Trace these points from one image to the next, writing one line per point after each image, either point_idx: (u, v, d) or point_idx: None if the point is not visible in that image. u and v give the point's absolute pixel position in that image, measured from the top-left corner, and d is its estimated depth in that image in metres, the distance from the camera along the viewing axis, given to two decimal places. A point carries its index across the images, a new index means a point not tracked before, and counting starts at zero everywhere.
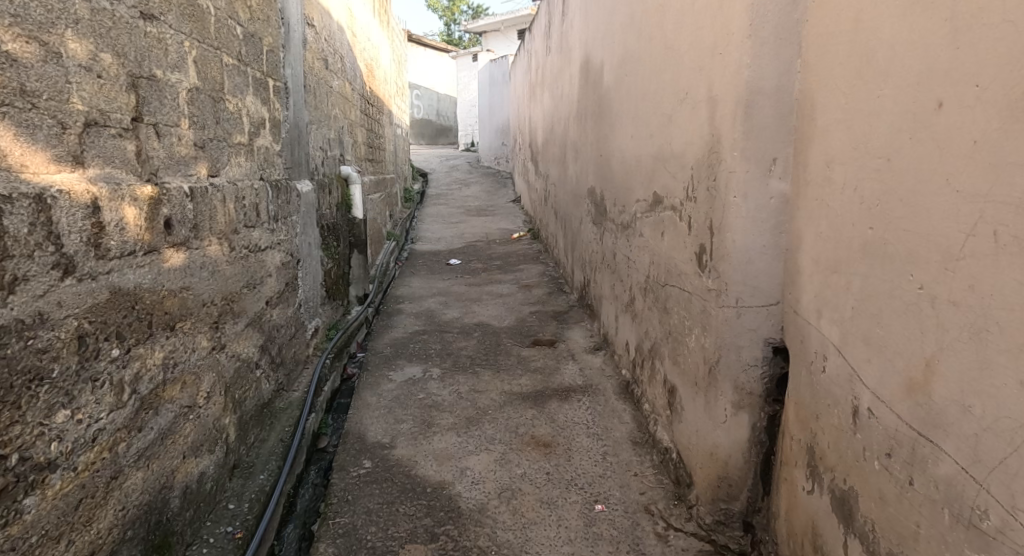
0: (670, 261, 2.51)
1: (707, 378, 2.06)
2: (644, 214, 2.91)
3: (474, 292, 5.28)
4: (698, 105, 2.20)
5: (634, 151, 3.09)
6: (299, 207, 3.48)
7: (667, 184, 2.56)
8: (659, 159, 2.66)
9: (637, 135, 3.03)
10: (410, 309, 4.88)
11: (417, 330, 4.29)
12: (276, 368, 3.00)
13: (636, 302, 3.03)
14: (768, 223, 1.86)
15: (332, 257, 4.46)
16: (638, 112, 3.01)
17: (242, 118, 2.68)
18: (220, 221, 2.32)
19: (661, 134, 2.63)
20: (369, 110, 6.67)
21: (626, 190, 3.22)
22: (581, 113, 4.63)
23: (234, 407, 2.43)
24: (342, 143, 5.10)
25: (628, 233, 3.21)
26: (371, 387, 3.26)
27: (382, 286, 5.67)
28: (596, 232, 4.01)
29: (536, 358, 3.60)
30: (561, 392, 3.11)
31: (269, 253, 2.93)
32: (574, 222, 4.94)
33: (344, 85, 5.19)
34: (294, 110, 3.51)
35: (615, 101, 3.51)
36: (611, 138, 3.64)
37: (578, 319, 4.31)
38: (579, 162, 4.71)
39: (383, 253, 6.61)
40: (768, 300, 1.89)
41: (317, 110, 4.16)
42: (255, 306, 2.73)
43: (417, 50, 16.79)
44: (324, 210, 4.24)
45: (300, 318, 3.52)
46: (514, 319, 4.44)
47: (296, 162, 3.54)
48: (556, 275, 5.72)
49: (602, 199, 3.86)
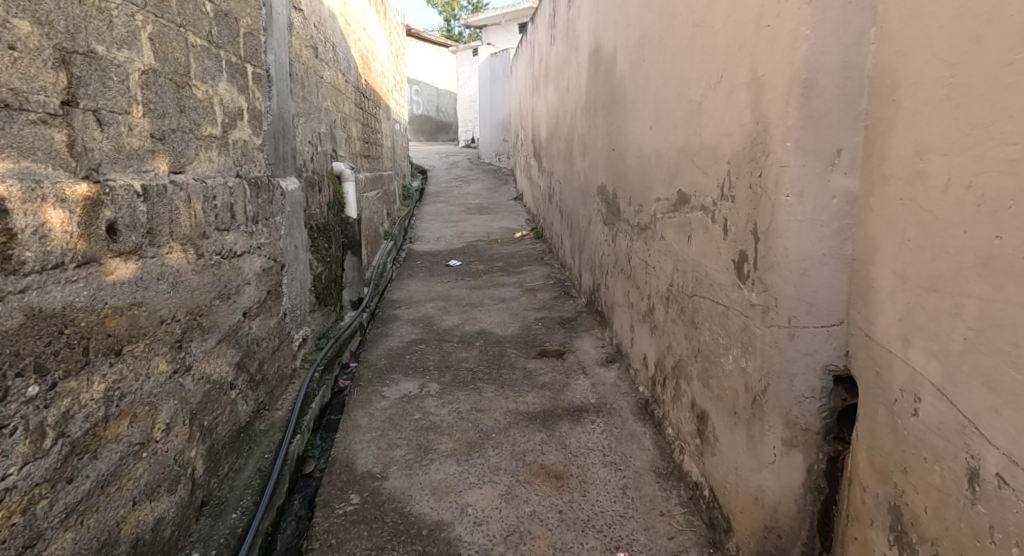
0: (699, 268, 2.21)
1: (751, 408, 1.77)
2: (666, 215, 2.60)
3: (474, 296, 4.98)
4: (737, 89, 1.90)
5: (655, 144, 2.78)
6: (283, 206, 3.18)
7: (696, 182, 2.26)
8: (687, 153, 2.36)
9: (658, 127, 2.72)
10: (407, 315, 4.58)
11: (414, 338, 3.99)
12: (255, 387, 2.69)
13: (656, 312, 2.73)
14: (830, 226, 1.55)
15: (323, 260, 4.16)
16: (659, 101, 2.71)
17: (215, 107, 2.38)
18: (183, 225, 2.00)
19: (690, 125, 2.33)
20: (364, 104, 6.35)
21: (645, 188, 2.91)
22: (590, 105, 4.31)
23: (203, 437, 2.12)
24: (335, 139, 4.80)
25: (645, 236, 2.91)
26: (362, 406, 2.96)
27: (377, 289, 5.36)
28: (608, 233, 3.70)
29: (543, 372, 3.30)
30: (572, 411, 2.81)
31: (247, 259, 2.63)
32: (582, 222, 4.63)
33: (336, 77, 4.87)
34: (278, 100, 3.21)
35: (631, 90, 3.20)
36: (625, 131, 3.33)
37: (587, 327, 4.01)
38: (588, 158, 4.40)
39: (379, 254, 6.31)
40: (829, 319, 1.57)
41: (305, 102, 3.85)
42: (230, 320, 2.42)
43: (416, 44, 16.45)
44: (314, 210, 3.94)
45: (285, 329, 3.22)
46: (518, 326, 4.14)
47: (280, 158, 3.23)
48: (561, 277, 5.42)
49: (614, 197, 3.56)
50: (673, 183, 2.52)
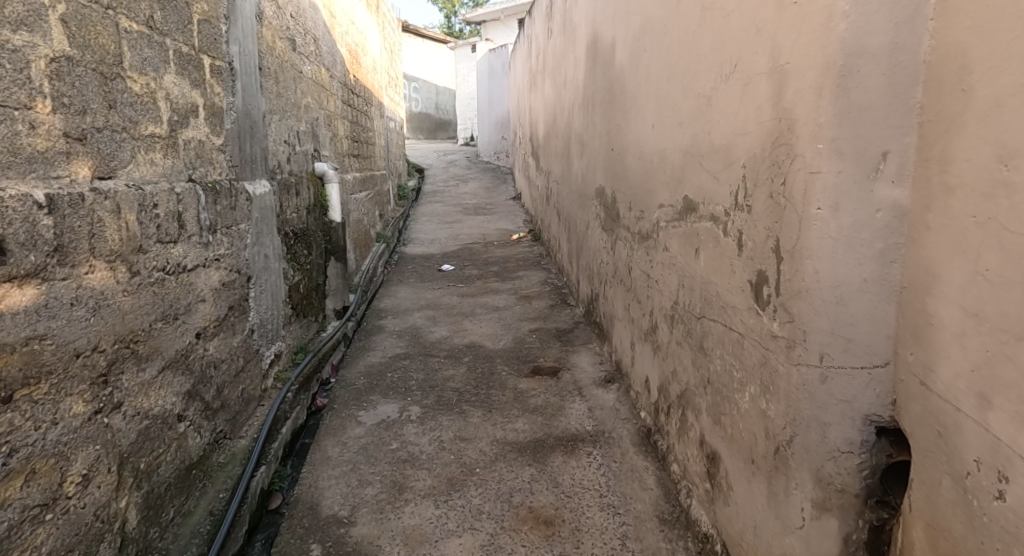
0: (709, 287, 1.93)
1: (772, 460, 1.49)
2: (670, 224, 2.32)
3: (466, 304, 4.71)
4: (754, 81, 1.61)
5: (658, 144, 2.49)
6: (249, 212, 2.90)
7: (705, 187, 1.97)
8: (695, 154, 2.08)
9: (662, 124, 2.44)
10: (392, 325, 4.30)
11: (398, 352, 3.72)
12: (211, 416, 2.42)
13: (659, 332, 2.45)
14: (872, 247, 1.27)
15: (301, 268, 3.88)
16: (663, 96, 2.42)
17: (159, 103, 2.10)
18: (110, 239, 1.72)
19: (697, 123, 2.04)
20: (353, 100, 6.06)
21: (647, 192, 2.63)
22: (589, 102, 4.02)
23: (138, 482, 1.84)
24: (316, 138, 4.52)
25: (647, 246, 2.63)
26: (333, 434, 2.69)
27: (364, 296, 5.10)
28: (607, 239, 3.42)
29: (536, 393, 3.02)
30: (566, 441, 2.53)
31: (199, 273, 2.34)
32: (580, 226, 4.34)
33: (318, 71, 4.59)
34: (245, 96, 2.93)
35: (631, 84, 2.92)
36: (625, 129, 3.05)
37: (585, 340, 3.73)
38: (587, 158, 4.11)
39: (369, 258, 6.03)
40: (870, 359, 1.29)
41: (280, 97, 3.57)
42: (177, 345, 2.14)
43: (415, 41, 16.14)
44: (289, 214, 3.66)
45: (252, 347, 2.95)
46: (511, 339, 3.87)
47: (247, 159, 2.96)
48: (559, 283, 5.14)
49: (614, 201, 3.28)
50: (678, 188, 2.24)
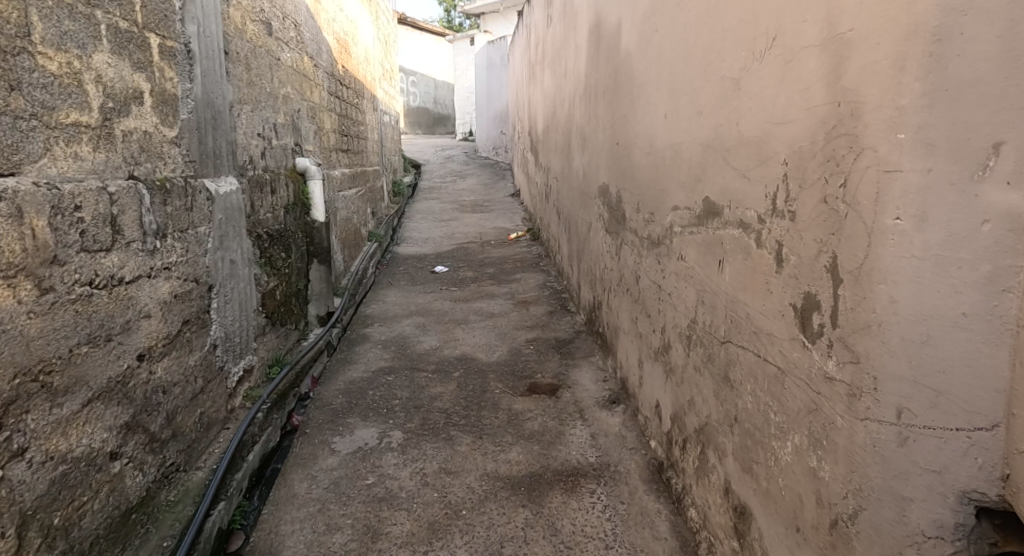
0: (736, 308, 1.62)
1: (825, 535, 1.18)
2: (686, 229, 2.01)
3: (460, 310, 4.40)
4: (795, 57, 1.30)
5: (671, 136, 2.18)
6: (210, 213, 2.59)
7: (731, 187, 1.67)
8: (717, 148, 1.77)
9: (676, 113, 2.13)
10: (378, 334, 3.98)
11: (382, 366, 3.41)
12: (158, 448, 2.09)
13: (673, 353, 2.14)
14: (975, 269, 0.95)
15: (278, 272, 3.57)
16: (677, 82, 2.11)
17: (87, 85, 1.79)
18: (6, 250, 1.47)
19: (721, 111, 1.73)
20: (342, 92, 5.75)
21: (658, 193, 2.32)
22: (590, 93, 3.71)
23: (50, 541, 1.57)
24: (297, 131, 4.21)
25: (657, 253, 2.32)
26: (302, 465, 2.39)
27: (351, 301, 4.80)
28: (611, 243, 3.11)
29: (532, 415, 2.71)
30: (565, 476, 2.23)
31: (142, 286, 2.03)
32: (581, 227, 4.03)
33: (300, 60, 4.27)
34: (206, 82, 2.61)
35: (638, 70, 2.61)
36: (631, 121, 2.73)
37: (587, 352, 3.43)
38: (588, 153, 3.80)
39: (358, 258, 5.71)
40: (970, 420, 0.97)
41: (251, 86, 3.26)
42: (110, 372, 1.83)
43: (413, 35, 15.77)
44: (263, 214, 3.35)
45: (215, 364, 2.64)
46: (505, 351, 3.55)
47: (209, 153, 2.64)
48: (559, 287, 4.84)
49: (619, 200, 2.96)
50: (697, 188, 1.92)
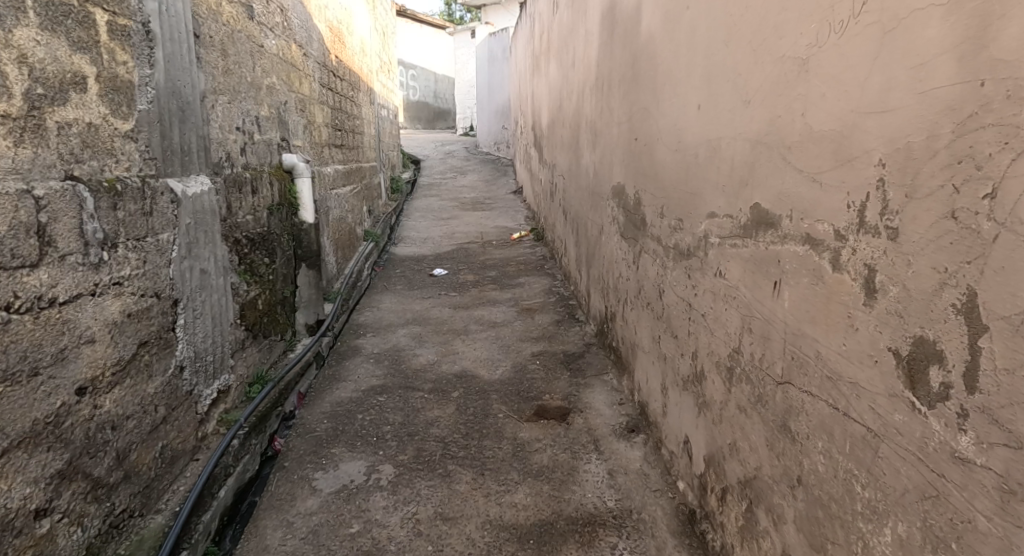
0: (799, 342, 1.32)
1: None
2: (728, 240, 1.71)
3: (460, 318, 4.09)
4: (899, 25, 1.03)
5: (705, 130, 1.88)
6: (174, 216, 2.27)
7: (792, 193, 1.36)
8: (771, 145, 1.46)
9: (711, 104, 1.83)
10: (372, 345, 3.67)
11: (373, 383, 3.10)
12: (105, 495, 1.79)
13: (707, 384, 1.85)
14: None
15: (259, 279, 3.26)
16: (713, 67, 1.81)
17: (5, 66, 1.54)
18: None
19: (777, 99, 1.43)
20: (335, 85, 5.44)
21: (687, 196, 2.02)
22: (602, 84, 3.41)
23: None
24: (283, 125, 3.90)
25: (687, 266, 2.02)
26: (277, 509, 2.08)
27: (343, 308, 4.49)
28: (628, 251, 2.81)
29: (540, 446, 2.41)
30: (580, 527, 1.94)
31: (84, 306, 1.72)
32: (591, 230, 3.72)
33: (286, 47, 3.96)
34: (170, 68, 2.30)
35: (662, 57, 2.31)
36: (653, 114, 2.43)
37: (599, 370, 3.12)
38: (599, 150, 3.49)
39: (352, 260, 5.40)
40: None
41: (227, 74, 2.95)
42: (35, 413, 1.56)
43: (412, 27, 15.42)
44: (242, 217, 3.03)
45: (182, 389, 2.32)
46: (509, 367, 3.25)
47: (174, 148, 2.33)
48: (566, 293, 4.53)
49: (637, 203, 2.65)
50: (743, 192, 1.61)
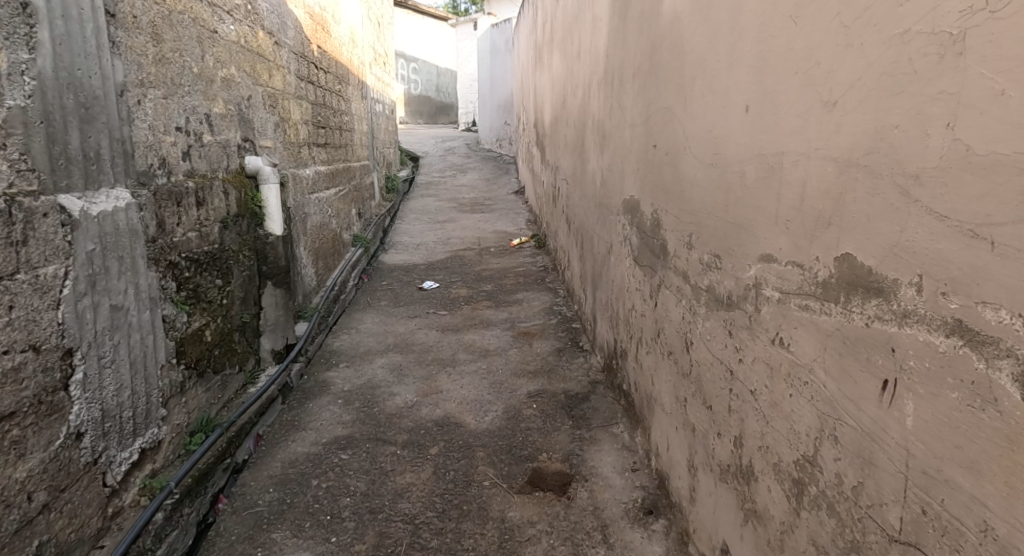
0: (940, 492, 0.86)
1: None
2: (795, 299, 1.20)
3: (448, 344, 3.61)
4: None
5: (756, 140, 1.37)
6: (64, 242, 1.79)
7: (921, 251, 0.88)
8: (876, 171, 0.96)
9: (766, 104, 1.32)
10: (343, 378, 3.19)
11: (338, 433, 2.61)
12: None
13: (757, 488, 1.36)
14: None
15: (207, 306, 2.77)
16: (771, 52, 1.30)
17: None
18: None
19: (891, 100, 0.92)
20: (317, 78, 4.95)
21: (730, 227, 1.52)
22: (611, 78, 2.91)
23: None
24: (246, 122, 3.41)
25: (727, 320, 1.53)
26: None
27: (318, 328, 4.01)
28: (643, 281, 2.33)
29: (533, 533, 1.95)
30: None
31: None
32: (598, 247, 3.22)
33: (249, 33, 3.46)
34: (69, 53, 1.84)
35: (690, 42, 1.80)
36: (677, 115, 1.93)
37: (607, 417, 2.64)
38: (608, 156, 2.99)
39: (335, 270, 4.91)
40: None
41: (163, 62, 2.45)
42: None
43: (411, 18, 14.88)
44: (181, 233, 2.53)
45: (83, 460, 1.85)
46: (501, 410, 2.76)
47: (74, 154, 1.86)
48: (568, 313, 4.03)
49: (655, 224, 2.16)
50: (823, 234, 1.11)
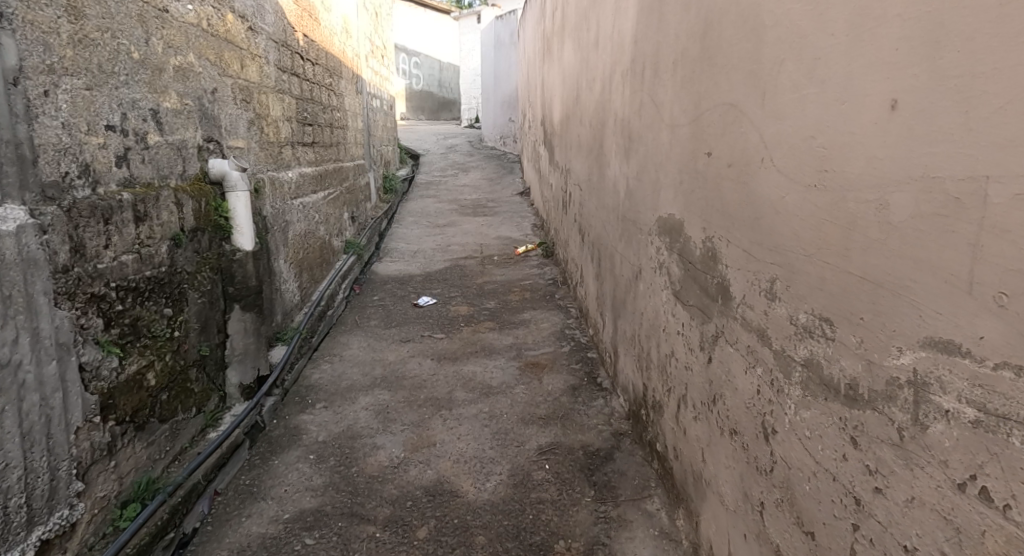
0: None
1: None
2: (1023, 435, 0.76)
3: (445, 377, 3.11)
4: None
5: (917, 154, 0.88)
6: None
7: None
8: None
9: (947, 101, 0.84)
10: (319, 423, 2.70)
11: (306, 505, 2.13)
12: None
13: None
14: None
15: (154, 343, 2.25)
16: (953, 18, 0.83)
17: None
18: None
19: None
20: (302, 69, 4.41)
21: (854, 281, 1.01)
22: (642, 68, 2.40)
23: None
24: (209, 119, 2.89)
25: (845, 421, 1.04)
26: None
27: (296, 354, 3.50)
28: (688, 325, 1.83)
29: None
30: None
31: None
32: (623, 270, 2.71)
33: (212, 14, 2.94)
34: None
35: (774, 12, 1.30)
36: (748, 113, 1.42)
37: (638, 483, 2.14)
38: (635, 163, 2.49)
39: (321, 283, 4.40)
40: None
41: (87, 46, 1.95)
42: None
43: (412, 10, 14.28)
44: (110, 259, 2.02)
45: None
46: (506, 472, 2.27)
47: None
48: (582, 340, 3.52)
49: (709, 254, 1.66)
50: None
